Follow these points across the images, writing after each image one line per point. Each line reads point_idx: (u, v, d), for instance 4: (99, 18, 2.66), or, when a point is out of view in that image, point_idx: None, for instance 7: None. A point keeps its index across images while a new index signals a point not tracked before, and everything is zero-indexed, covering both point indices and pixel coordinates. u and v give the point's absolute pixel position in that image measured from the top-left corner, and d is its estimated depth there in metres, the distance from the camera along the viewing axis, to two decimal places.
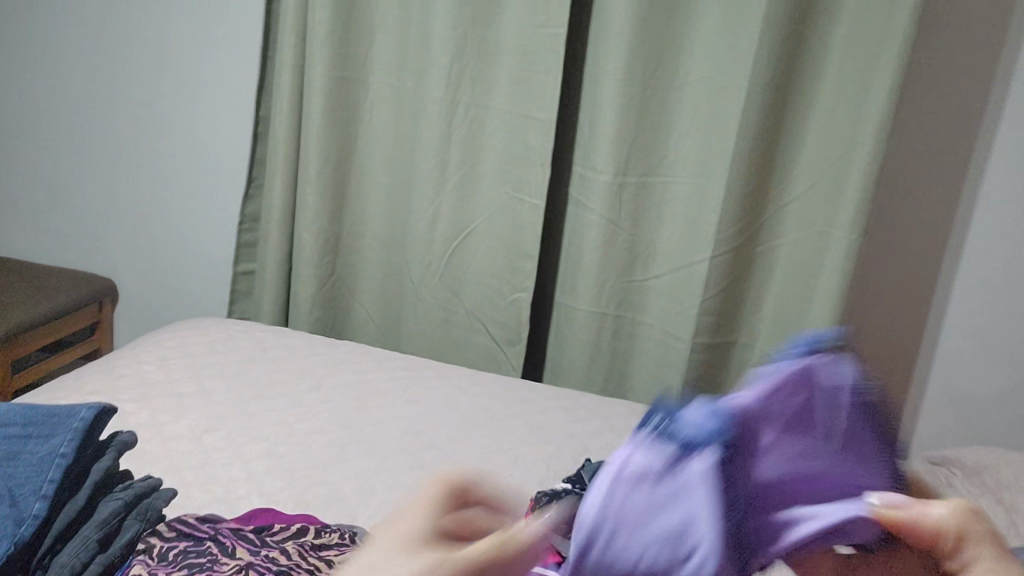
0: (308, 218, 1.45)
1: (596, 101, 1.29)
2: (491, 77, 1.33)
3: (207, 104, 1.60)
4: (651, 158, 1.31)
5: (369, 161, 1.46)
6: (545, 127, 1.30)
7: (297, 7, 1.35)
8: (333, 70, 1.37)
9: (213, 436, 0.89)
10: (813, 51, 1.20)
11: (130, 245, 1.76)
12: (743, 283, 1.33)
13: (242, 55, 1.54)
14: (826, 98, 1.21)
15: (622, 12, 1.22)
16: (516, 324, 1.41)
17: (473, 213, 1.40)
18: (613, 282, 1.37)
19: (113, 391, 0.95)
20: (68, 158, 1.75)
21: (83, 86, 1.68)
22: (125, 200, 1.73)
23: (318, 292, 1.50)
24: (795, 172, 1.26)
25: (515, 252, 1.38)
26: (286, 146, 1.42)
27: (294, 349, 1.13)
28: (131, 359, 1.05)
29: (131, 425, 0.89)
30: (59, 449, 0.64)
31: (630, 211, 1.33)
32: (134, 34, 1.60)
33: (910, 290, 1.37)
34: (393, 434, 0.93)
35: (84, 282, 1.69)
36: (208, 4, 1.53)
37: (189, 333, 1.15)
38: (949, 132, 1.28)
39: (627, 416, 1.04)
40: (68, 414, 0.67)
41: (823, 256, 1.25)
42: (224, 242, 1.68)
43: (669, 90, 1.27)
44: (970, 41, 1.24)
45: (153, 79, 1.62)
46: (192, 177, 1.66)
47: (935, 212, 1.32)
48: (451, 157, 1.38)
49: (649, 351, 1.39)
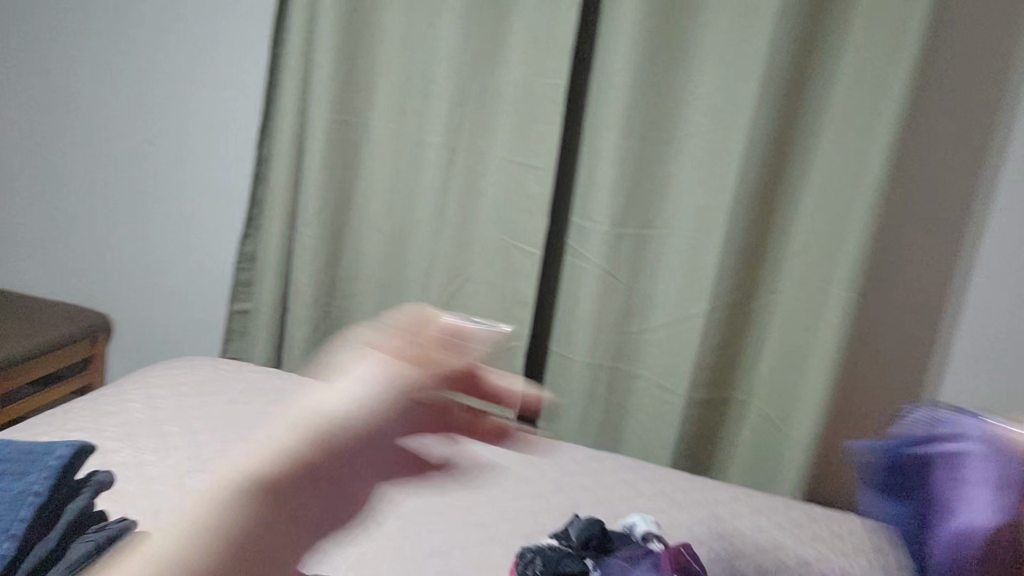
0: (304, 259, 1.44)
1: (595, 151, 1.30)
2: (491, 126, 1.35)
3: (211, 144, 1.61)
4: (648, 210, 1.31)
5: (367, 203, 1.46)
6: (542, 177, 1.30)
7: (301, 51, 1.36)
8: (333, 114, 1.38)
9: (196, 477, 0.88)
10: (809, 109, 1.21)
11: (127, 281, 1.76)
12: (740, 339, 1.32)
13: (246, 97, 1.56)
14: (825, 154, 1.21)
15: (622, 65, 1.24)
16: (509, 372, 1.39)
17: (470, 259, 1.40)
18: (609, 331, 1.36)
19: (96, 428, 0.94)
20: (69, 195, 1.76)
21: (90, 125, 1.70)
22: (125, 237, 1.74)
23: (312, 335, 1.49)
24: (793, 227, 1.26)
25: (511, 300, 1.37)
26: (285, 187, 1.43)
27: (284, 392, 1.12)
28: (119, 396, 1.04)
29: (110, 465, 0.87)
30: (31, 487, 0.64)
31: (627, 261, 1.33)
32: (142, 73, 1.63)
33: (908, 349, 1.35)
34: None
35: (79, 318, 1.69)
36: (215, 47, 1.55)
37: (179, 372, 1.14)
38: (947, 193, 1.28)
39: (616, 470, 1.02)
40: (43, 454, 0.68)
41: (819, 314, 1.24)
42: (221, 281, 1.68)
43: (667, 144, 1.28)
44: (968, 104, 1.24)
45: (158, 118, 1.64)
46: (192, 216, 1.67)
47: (932, 272, 1.31)
48: (449, 202, 1.39)
49: (643, 405, 1.37)
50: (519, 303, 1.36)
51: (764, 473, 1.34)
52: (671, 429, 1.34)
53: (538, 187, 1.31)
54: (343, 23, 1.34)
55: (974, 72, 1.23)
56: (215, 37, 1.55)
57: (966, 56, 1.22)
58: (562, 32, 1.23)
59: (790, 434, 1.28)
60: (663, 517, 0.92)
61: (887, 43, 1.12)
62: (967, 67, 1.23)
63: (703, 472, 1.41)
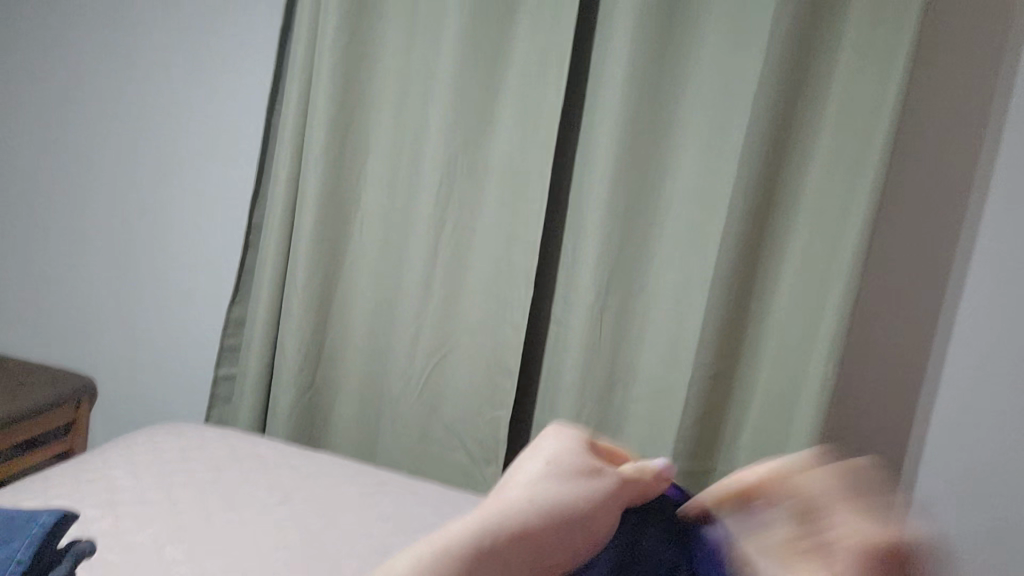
0: (292, 326, 1.45)
1: (580, 225, 1.33)
2: (478, 198, 1.38)
3: (204, 211, 1.64)
4: (632, 282, 1.34)
5: (356, 271, 1.48)
6: (529, 249, 1.33)
7: (296, 124, 1.41)
8: (326, 184, 1.42)
9: (176, 546, 0.88)
10: (789, 188, 1.25)
11: (114, 345, 1.76)
12: (722, 410, 1.34)
13: (240, 166, 1.59)
14: (803, 231, 1.24)
15: (606, 144, 1.28)
16: (493, 441, 1.40)
17: (456, 328, 1.42)
18: (593, 402, 1.36)
19: (77, 495, 0.94)
20: (60, 256, 1.78)
21: (84, 189, 1.73)
22: (114, 300, 1.75)
23: (298, 401, 1.49)
24: (773, 303, 1.29)
25: (496, 370, 1.39)
26: (275, 254, 1.45)
27: (268, 459, 1.12)
28: (102, 463, 1.04)
29: (91, 532, 0.87)
30: (14, 555, 0.65)
31: (610, 334, 1.34)
32: (139, 141, 1.66)
33: (888, 425, 1.36)
34: (361, 554, 0.92)
35: (65, 381, 1.69)
36: (212, 116, 1.59)
37: (163, 438, 1.14)
38: (922, 269, 1.30)
39: None
40: (28, 521, 0.68)
41: (799, 386, 1.26)
42: (208, 346, 1.68)
43: (649, 218, 1.32)
44: (942, 185, 1.27)
45: (152, 185, 1.67)
46: (181, 279, 1.68)
47: (909, 348, 1.33)
48: (437, 272, 1.41)
49: None
50: (503, 371, 1.38)
51: None
52: None
53: (524, 260, 1.33)
54: (338, 97, 1.38)
55: (947, 154, 1.27)
56: (211, 106, 1.59)
57: (937, 140, 1.27)
58: (549, 110, 1.28)
59: None
60: None
61: (861, 127, 1.17)
62: (941, 149, 1.27)
63: None
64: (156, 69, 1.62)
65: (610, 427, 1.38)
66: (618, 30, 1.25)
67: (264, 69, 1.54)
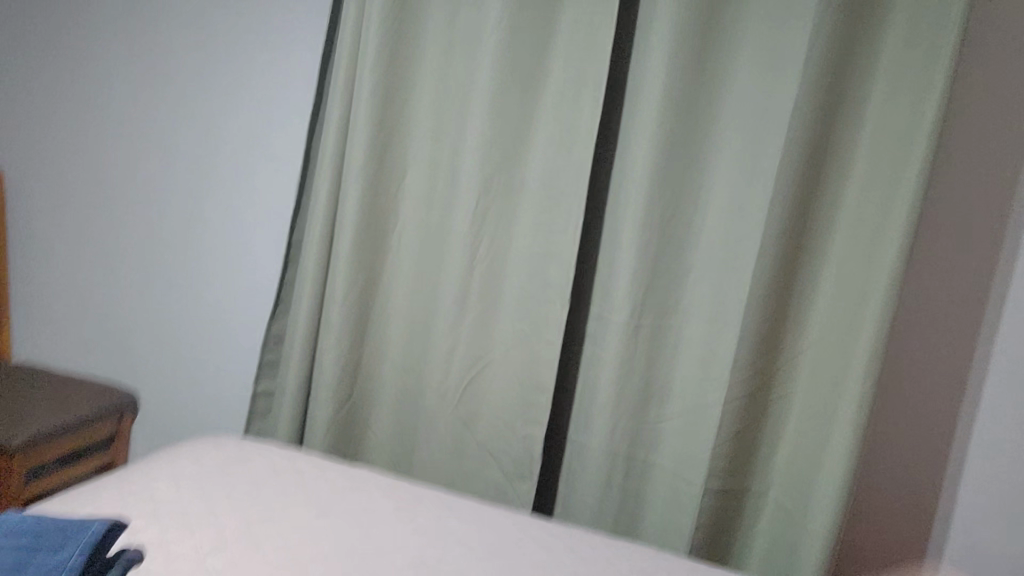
0: (330, 342, 1.47)
1: (614, 242, 1.34)
2: (514, 216, 1.40)
3: (245, 228, 1.67)
4: (667, 300, 1.34)
5: (393, 288, 1.50)
6: (565, 267, 1.34)
7: (336, 144, 1.44)
8: (365, 201, 1.44)
9: (218, 557, 0.89)
10: (828, 203, 1.25)
11: (156, 359, 1.80)
12: (757, 429, 1.33)
13: (280, 184, 1.62)
14: (840, 249, 1.24)
15: (642, 163, 1.29)
16: (527, 458, 1.40)
17: (491, 345, 1.43)
18: (627, 419, 1.37)
19: (123, 505, 0.96)
20: (105, 272, 1.82)
21: (129, 207, 1.77)
22: (156, 316, 1.79)
23: (335, 416, 1.51)
24: (809, 320, 1.29)
25: (530, 387, 1.40)
26: (314, 270, 1.47)
27: (308, 472, 1.14)
28: (147, 474, 1.06)
29: (138, 541, 0.89)
30: (66, 562, 0.67)
31: (645, 351, 1.35)
32: (184, 161, 1.70)
33: (925, 446, 1.34)
34: (399, 568, 0.93)
35: (108, 394, 1.73)
36: (254, 136, 1.63)
37: (206, 450, 1.16)
38: (962, 288, 1.29)
39: (633, 563, 1.02)
40: (80, 529, 0.70)
41: (837, 404, 1.25)
42: (247, 362, 1.71)
43: (684, 237, 1.33)
44: (980, 205, 1.27)
45: (195, 203, 1.71)
46: (222, 294, 1.71)
47: (948, 367, 1.32)
48: (472, 289, 1.42)
49: (661, 493, 1.37)
50: (538, 388, 1.39)
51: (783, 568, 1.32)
52: (689, 520, 1.34)
53: (559, 277, 1.35)
54: (377, 116, 1.41)
55: (984, 173, 1.26)
56: (253, 125, 1.63)
57: (975, 158, 1.26)
58: (585, 130, 1.30)
59: (808, 527, 1.27)
60: None
61: (900, 143, 1.16)
62: (979, 166, 1.26)
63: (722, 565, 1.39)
64: (201, 89, 1.66)
65: (644, 444, 1.38)
66: (653, 49, 1.27)
67: (304, 89, 1.57)
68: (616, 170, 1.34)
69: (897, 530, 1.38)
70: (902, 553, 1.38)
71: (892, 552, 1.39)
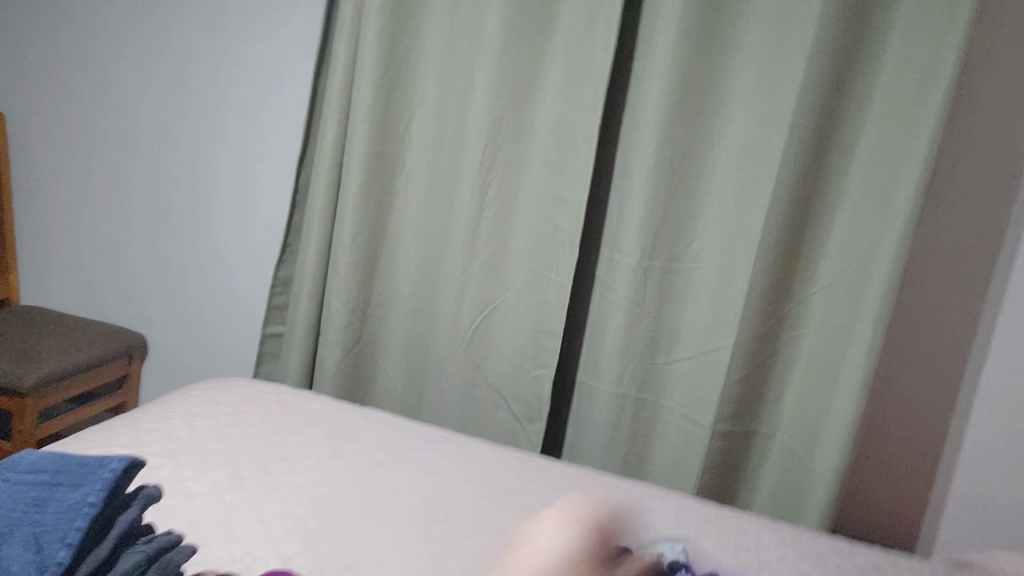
0: (338, 284, 1.47)
1: (625, 185, 1.33)
2: (524, 158, 1.39)
3: (251, 170, 1.66)
4: (678, 243, 1.34)
5: (401, 232, 1.50)
6: (575, 210, 1.33)
7: (342, 85, 1.41)
8: (372, 143, 1.43)
9: (235, 494, 0.90)
10: (841, 146, 1.24)
11: (164, 302, 1.80)
12: (766, 373, 1.34)
13: (286, 126, 1.60)
14: (853, 193, 1.23)
15: (654, 105, 1.27)
16: (536, 400, 1.41)
17: (500, 288, 1.43)
18: (636, 363, 1.38)
19: (139, 443, 0.97)
20: (111, 214, 1.81)
21: (134, 148, 1.75)
22: (163, 258, 1.78)
23: (344, 359, 1.51)
24: (820, 264, 1.28)
25: (539, 330, 1.40)
26: (322, 212, 1.46)
27: (320, 413, 1.14)
28: (161, 413, 1.07)
29: (155, 479, 0.90)
30: (87, 497, 0.67)
31: (655, 294, 1.35)
32: (187, 102, 1.68)
33: (933, 391, 1.35)
34: (414, 507, 0.94)
35: (117, 335, 1.73)
36: (259, 75, 1.60)
37: (219, 391, 1.17)
38: (976, 234, 1.28)
39: (643, 503, 1.03)
40: (98, 467, 0.71)
41: (847, 348, 1.25)
42: (255, 305, 1.71)
43: (696, 180, 1.31)
44: (998, 148, 1.25)
45: (200, 145, 1.69)
46: (229, 237, 1.71)
47: (959, 312, 1.31)
48: (482, 232, 1.41)
49: (670, 435, 1.38)
50: (547, 332, 1.39)
51: (789, 509, 1.34)
52: (696, 461, 1.35)
53: (569, 220, 1.34)
54: (385, 56, 1.39)
55: (1003, 115, 1.24)
56: (258, 65, 1.60)
57: (995, 100, 1.24)
58: (596, 71, 1.28)
59: (815, 468, 1.29)
60: (690, 544, 0.94)
61: (918, 84, 1.14)
62: (998, 109, 1.24)
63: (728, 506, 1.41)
64: (204, 27, 1.63)
65: (654, 387, 1.39)
66: None
67: (310, 28, 1.54)
68: (629, 112, 1.32)
69: (901, 473, 1.39)
70: (907, 495, 1.40)
71: (897, 495, 1.40)
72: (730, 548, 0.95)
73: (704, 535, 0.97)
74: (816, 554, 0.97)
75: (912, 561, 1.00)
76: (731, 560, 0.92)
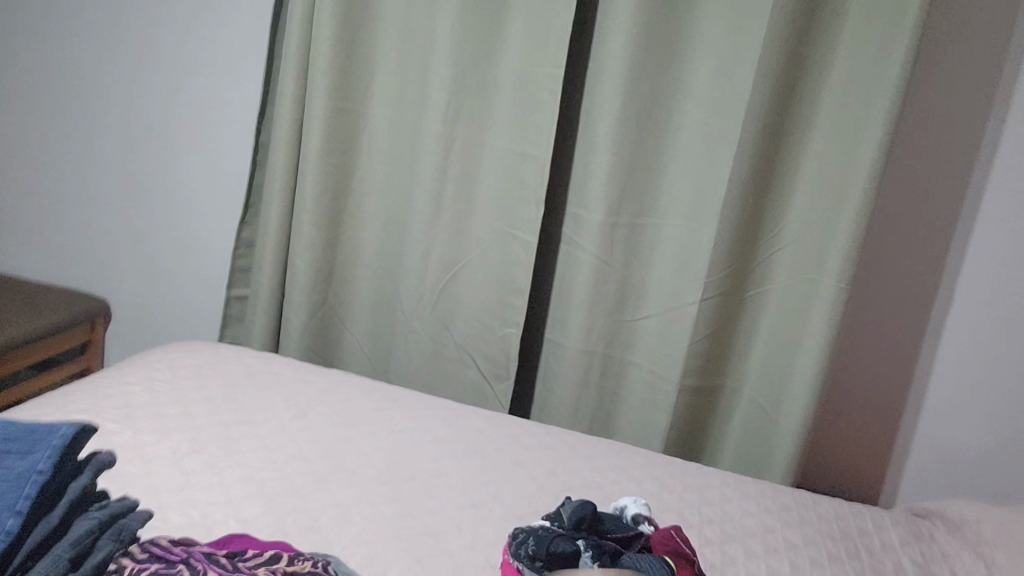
0: (303, 245, 1.45)
1: (591, 140, 1.31)
2: (488, 113, 1.36)
3: (211, 129, 1.62)
4: (645, 199, 1.33)
5: (365, 191, 1.47)
6: (541, 166, 1.32)
7: (300, 39, 1.37)
8: (333, 100, 1.40)
9: (194, 459, 0.89)
10: (806, 99, 1.22)
11: (126, 266, 1.77)
12: (732, 328, 1.34)
13: (245, 83, 1.56)
14: (819, 146, 1.22)
15: (619, 57, 1.25)
16: (504, 359, 1.41)
17: (466, 247, 1.42)
18: (603, 320, 1.37)
19: (96, 409, 0.95)
20: (68, 177, 1.76)
21: (87, 108, 1.70)
22: (123, 222, 1.75)
23: (310, 321, 1.50)
24: (787, 218, 1.27)
25: (506, 288, 1.39)
26: (283, 172, 1.43)
27: (283, 375, 1.13)
28: (119, 378, 1.05)
29: (111, 445, 0.89)
30: (35, 466, 0.65)
31: (622, 250, 1.34)
32: (143, 61, 1.63)
33: (897, 343, 1.36)
34: (377, 468, 0.93)
35: (78, 301, 1.70)
36: (215, 31, 1.56)
37: (179, 355, 1.15)
38: (941, 185, 1.28)
39: (608, 458, 1.03)
40: (48, 434, 0.68)
41: (813, 302, 1.25)
42: (220, 268, 1.69)
43: (662, 134, 1.30)
44: (965, 98, 1.24)
45: (158, 105, 1.64)
46: (191, 199, 1.67)
47: (924, 264, 1.31)
48: (447, 190, 1.40)
49: (637, 391, 1.38)
50: (514, 290, 1.38)
51: (755, 461, 1.36)
52: (664, 417, 1.35)
53: (535, 177, 1.32)
54: (343, 9, 1.35)
55: (969, 65, 1.23)
56: (214, 20, 1.55)
57: (962, 50, 1.22)
58: (560, 23, 1.25)
59: (780, 421, 1.30)
60: (654, 499, 0.95)
61: (883, 35, 1.13)
62: (964, 59, 1.23)
63: (695, 459, 1.43)
64: None
65: (621, 343, 1.39)
66: None
67: None
68: (593, 66, 1.29)
69: (865, 424, 1.41)
70: (870, 445, 1.42)
71: (861, 444, 1.42)
72: (694, 502, 0.95)
73: (667, 490, 0.97)
74: (780, 506, 0.98)
75: (875, 511, 1.02)
76: (695, 514, 0.93)
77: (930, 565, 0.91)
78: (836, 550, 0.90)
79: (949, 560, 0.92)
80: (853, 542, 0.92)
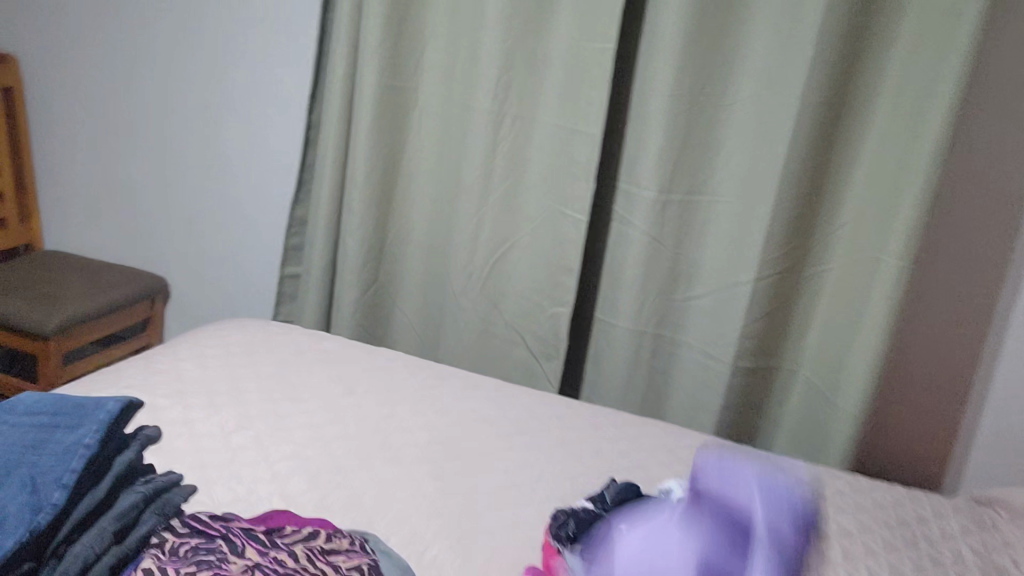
0: (353, 223, 1.46)
1: (643, 115, 1.28)
2: (538, 89, 1.34)
3: (263, 108, 1.63)
4: (697, 177, 1.29)
5: (415, 169, 1.47)
6: (591, 142, 1.29)
7: (350, 17, 1.37)
8: (383, 78, 1.39)
9: (242, 435, 0.90)
10: (868, 70, 1.17)
11: (184, 245, 1.80)
12: (788, 308, 1.30)
13: (297, 62, 1.57)
14: (881, 120, 1.17)
15: (672, 29, 1.21)
16: (554, 339, 1.40)
17: (516, 225, 1.40)
18: (655, 299, 1.35)
19: (147, 385, 0.97)
20: (128, 158, 1.80)
21: (146, 88, 1.73)
22: (181, 201, 1.77)
23: (361, 299, 1.51)
24: (846, 195, 1.23)
25: (556, 266, 1.37)
26: (334, 151, 1.44)
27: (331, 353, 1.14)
28: (171, 355, 1.06)
29: (161, 421, 0.90)
30: (82, 439, 0.66)
31: (674, 228, 1.31)
32: (198, 42, 1.64)
33: (962, 324, 1.30)
34: (421, 446, 0.93)
35: (138, 278, 1.74)
36: (267, 11, 1.57)
37: (230, 332, 1.16)
38: (1012, 159, 1.22)
39: (656, 440, 1.01)
40: (95, 408, 0.70)
41: (872, 282, 1.20)
42: (273, 247, 1.71)
43: (716, 109, 1.26)
44: None
45: (212, 86, 1.66)
46: (246, 178, 1.69)
47: (992, 243, 1.26)
48: (497, 168, 1.38)
49: (689, 371, 1.36)
50: (564, 268, 1.36)
51: (811, 444, 1.32)
52: (717, 399, 1.33)
53: (585, 154, 1.30)
54: None
55: None
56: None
57: None
58: None
59: (838, 404, 1.26)
60: None
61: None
62: None
63: (749, 442, 1.40)
64: None
65: (673, 323, 1.36)
66: None
67: None
68: (646, 39, 1.26)
69: (928, 408, 1.36)
70: (932, 430, 1.37)
71: (924, 429, 1.37)
72: None
73: None
74: (834, 491, 0.95)
75: (935, 498, 0.98)
76: None
77: (993, 554, 0.87)
78: (892, 538, 0.87)
79: (1013, 549, 0.88)
80: (912, 530, 0.89)
